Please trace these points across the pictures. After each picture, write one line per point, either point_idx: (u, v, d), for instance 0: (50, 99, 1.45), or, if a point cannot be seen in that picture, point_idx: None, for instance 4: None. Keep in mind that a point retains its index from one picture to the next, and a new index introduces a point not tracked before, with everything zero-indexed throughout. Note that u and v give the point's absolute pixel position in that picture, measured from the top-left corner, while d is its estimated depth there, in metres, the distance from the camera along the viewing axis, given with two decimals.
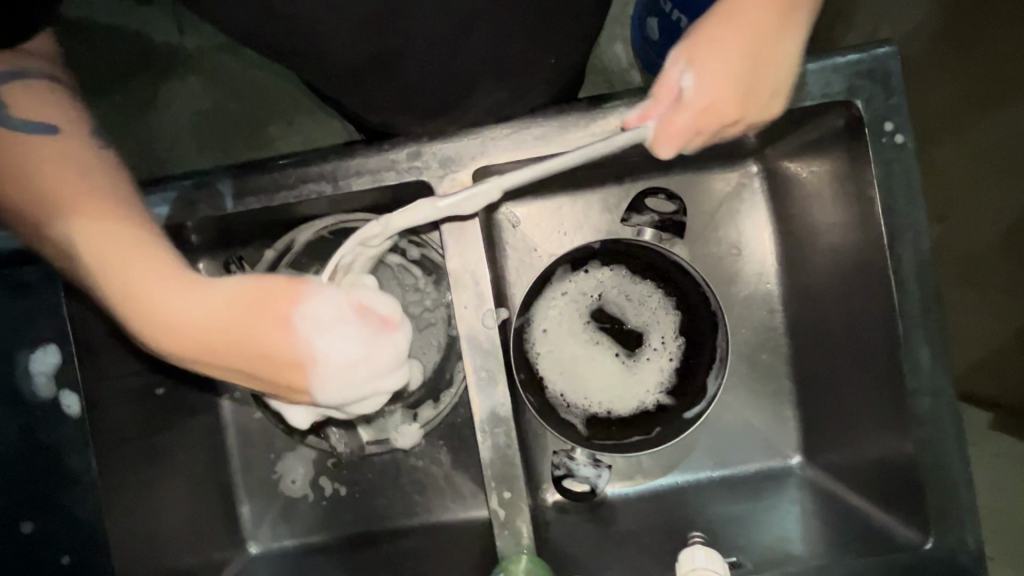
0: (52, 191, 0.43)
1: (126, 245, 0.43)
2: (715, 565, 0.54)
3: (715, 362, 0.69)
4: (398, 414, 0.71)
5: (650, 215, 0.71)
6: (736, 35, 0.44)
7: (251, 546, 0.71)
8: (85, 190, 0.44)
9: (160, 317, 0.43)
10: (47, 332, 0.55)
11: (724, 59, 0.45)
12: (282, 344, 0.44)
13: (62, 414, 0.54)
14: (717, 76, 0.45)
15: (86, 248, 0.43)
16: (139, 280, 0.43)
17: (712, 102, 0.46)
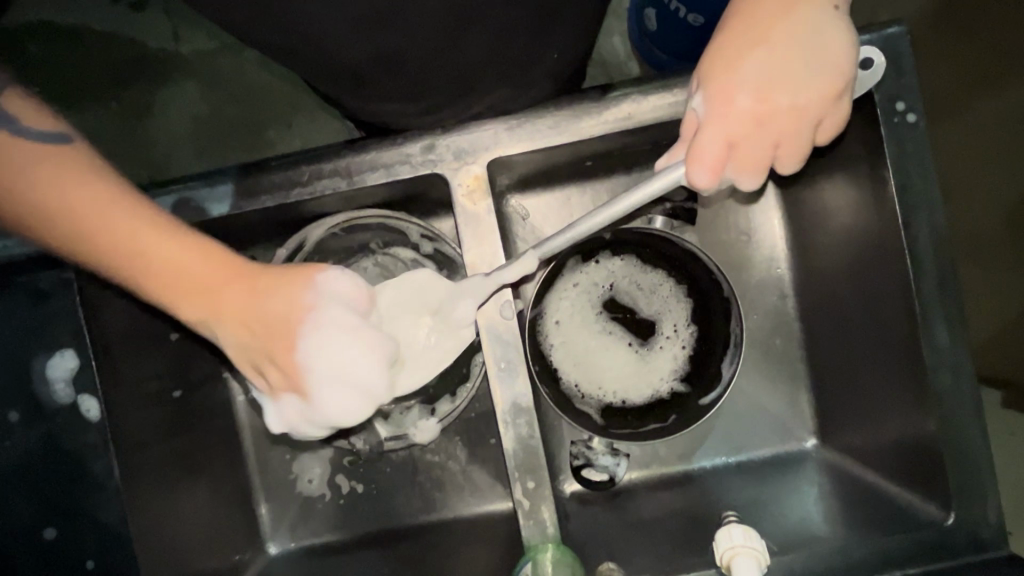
0: (38, 193, 0.42)
1: (115, 213, 0.44)
2: (753, 542, 0.54)
3: (730, 347, 0.70)
4: (415, 409, 0.70)
5: (661, 204, 0.71)
6: (737, 49, 0.50)
7: (270, 547, 0.71)
8: (78, 187, 0.43)
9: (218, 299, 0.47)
10: (65, 337, 0.54)
11: (729, 75, 0.50)
12: (279, 308, 0.48)
13: (84, 419, 0.54)
14: (727, 87, 0.50)
15: (74, 215, 0.43)
16: (195, 268, 0.46)
17: (725, 111, 0.50)
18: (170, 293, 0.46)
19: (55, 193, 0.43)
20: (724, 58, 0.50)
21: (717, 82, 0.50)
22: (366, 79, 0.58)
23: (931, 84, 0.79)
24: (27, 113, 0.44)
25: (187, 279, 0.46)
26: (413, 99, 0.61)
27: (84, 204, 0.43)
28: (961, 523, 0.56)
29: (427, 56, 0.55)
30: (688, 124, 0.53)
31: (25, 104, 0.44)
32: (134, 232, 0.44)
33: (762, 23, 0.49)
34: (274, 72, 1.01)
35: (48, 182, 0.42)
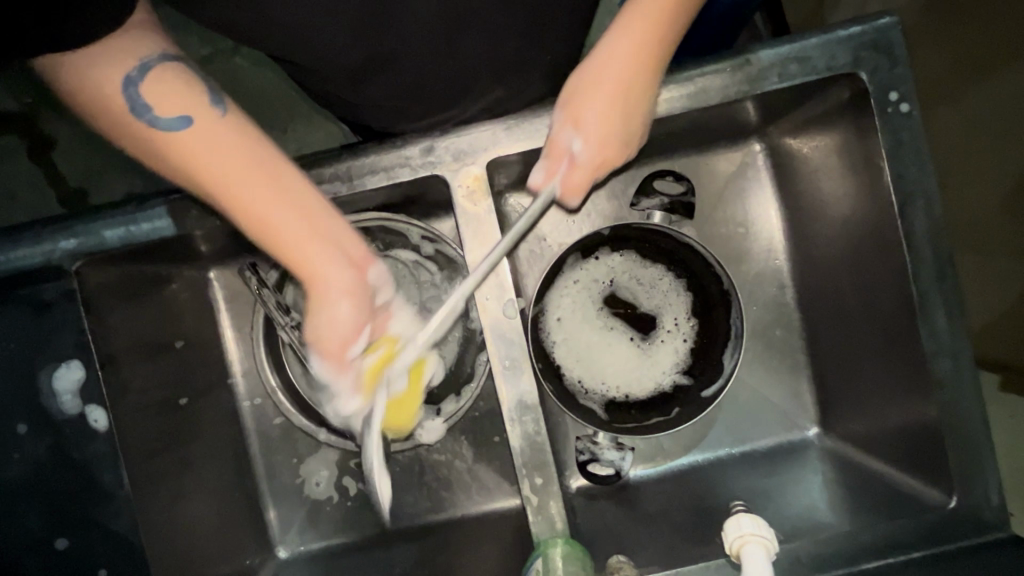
0: (170, 141, 0.47)
1: (222, 147, 0.47)
2: (762, 530, 0.55)
3: (732, 340, 0.70)
4: (421, 410, 0.71)
5: (660, 198, 0.72)
6: (602, 98, 0.53)
7: (279, 551, 0.71)
8: (203, 135, 0.47)
9: (313, 272, 0.52)
10: (71, 348, 0.55)
11: (601, 114, 0.54)
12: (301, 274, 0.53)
13: (91, 429, 0.54)
14: (598, 124, 0.54)
15: (191, 149, 0.47)
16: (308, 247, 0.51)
17: (596, 158, 0.56)
18: (270, 228, 0.50)
19: (183, 142, 0.47)
20: (595, 92, 0.53)
21: (588, 117, 0.54)
22: (364, 84, 0.58)
23: (922, 70, 0.80)
24: (159, 99, 0.46)
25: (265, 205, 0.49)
26: (411, 103, 0.61)
27: (216, 162, 0.47)
28: (964, 506, 0.57)
29: (425, 58, 0.56)
30: (555, 149, 0.56)
31: (167, 85, 0.47)
32: (227, 163, 0.47)
33: (629, 62, 0.52)
34: (268, 79, 1.01)
35: (184, 142, 0.47)
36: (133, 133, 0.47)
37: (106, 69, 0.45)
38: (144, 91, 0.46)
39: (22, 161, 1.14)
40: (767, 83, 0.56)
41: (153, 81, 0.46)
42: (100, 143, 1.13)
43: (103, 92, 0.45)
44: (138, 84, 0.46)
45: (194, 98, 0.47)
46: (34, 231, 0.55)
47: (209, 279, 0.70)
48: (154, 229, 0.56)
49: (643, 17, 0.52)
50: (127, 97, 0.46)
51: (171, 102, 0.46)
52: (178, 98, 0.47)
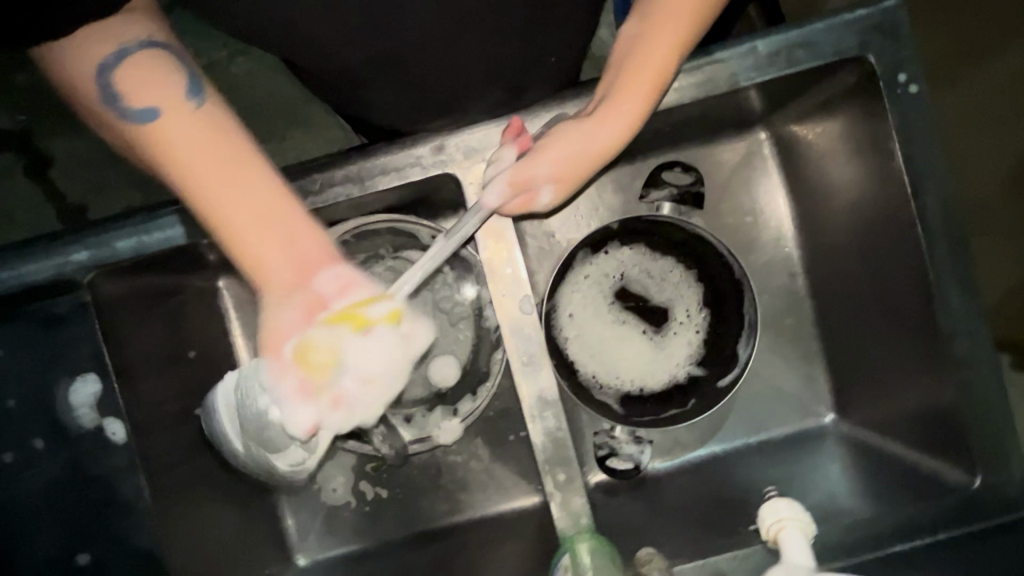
0: (130, 125, 0.47)
1: (183, 137, 0.46)
2: (798, 512, 0.55)
3: (745, 328, 0.70)
4: (438, 411, 0.70)
5: (668, 189, 0.72)
6: (581, 154, 0.55)
7: (299, 559, 0.71)
8: (168, 124, 0.46)
9: (263, 269, 0.49)
10: (86, 361, 0.54)
11: (580, 165, 0.56)
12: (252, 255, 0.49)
13: (109, 442, 0.54)
14: (574, 169, 0.56)
15: (152, 135, 0.46)
16: (262, 244, 0.49)
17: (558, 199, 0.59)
18: (217, 214, 0.48)
19: (142, 127, 0.46)
20: (580, 144, 0.54)
21: (564, 165, 0.55)
22: (371, 84, 0.58)
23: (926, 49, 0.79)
24: (129, 84, 0.46)
25: (209, 186, 0.47)
26: (416, 103, 0.60)
27: (183, 155, 0.46)
28: (989, 484, 0.57)
29: (432, 57, 0.55)
30: (523, 183, 0.55)
31: (139, 70, 0.46)
32: (182, 151, 0.46)
33: (619, 126, 0.54)
34: (266, 87, 1.01)
35: (140, 128, 0.46)
36: (93, 111, 0.47)
37: (83, 52, 0.45)
38: (117, 78, 0.46)
39: (20, 180, 1.13)
40: (740, 79, 0.56)
41: (122, 67, 0.46)
42: (97, 160, 1.12)
43: (80, 80, 0.46)
44: (112, 72, 0.46)
45: (166, 86, 0.47)
46: (45, 245, 0.54)
47: (219, 288, 0.69)
48: (167, 239, 0.56)
49: (637, 83, 0.53)
50: (101, 83, 0.46)
51: (143, 90, 0.46)
52: (150, 87, 0.46)
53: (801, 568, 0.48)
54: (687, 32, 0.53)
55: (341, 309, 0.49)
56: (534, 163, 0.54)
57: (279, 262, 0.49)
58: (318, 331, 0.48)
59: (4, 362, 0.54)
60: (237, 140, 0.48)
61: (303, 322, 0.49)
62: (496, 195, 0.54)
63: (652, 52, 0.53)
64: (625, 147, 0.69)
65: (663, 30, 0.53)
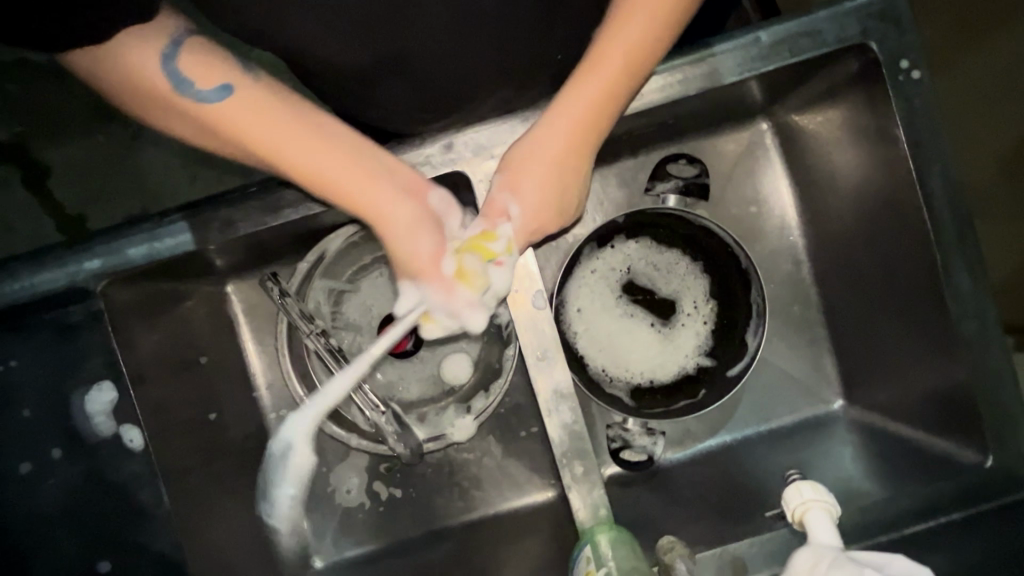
0: (203, 108, 0.49)
1: (254, 108, 0.49)
2: (824, 495, 0.54)
3: (752, 317, 0.71)
4: (451, 408, 0.70)
5: (674, 181, 0.72)
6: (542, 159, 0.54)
7: (315, 561, 0.71)
8: (238, 98, 0.49)
9: (373, 215, 0.52)
10: (101, 369, 0.54)
11: (541, 171, 0.54)
12: (363, 199, 0.52)
13: (127, 449, 0.54)
14: (535, 184, 0.54)
15: (223, 111, 0.49)
16: (369, 190, 0.51)
17: (535, 216, 0.56)
18: (306, 173, 0.50)
19: (218, 109, 0.49)
20: (534, 161, 0.54)
21: (525, 183, 0.54)
22: (377, 85, 0.58)
23: (930, 35, 0.79)
24: (193, 67, 0.48)
25: (293, 145, 0.49)
26: (421, 103, 0.61)
27: (257, 132, 0.49)
28: (1001, 464, 0.58)
29: (438, 56, 0.55)
30: (494, 206, 0.55)
31: (198, 58, 0.48)
32: (262, 121, 0.49)
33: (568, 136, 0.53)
34: None
35: (215, 108, 0.49)
36: (156, 95, 0.49)
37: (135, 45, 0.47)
38: (181, 65, 0.48)
39: (18, 192, 1.13)
40: (730, 75, 0.57)
41: (185, 56, 0.48)
42: (97, 169, 1.12)
43: (143, 73, 0.47)
44: (175, 59, 0.48)
45: (226, 66, 0.49)
46: (56, 254, 0.54)
47: (227, 294, 0.69)
48: (178, 245, 0.56)
49: (591, 75, 0.52)
50: (167, 73, 0.48)
51: (208, 72, 0.49)
52: (215, 69, 0.49)
53: (830, 548, 0.49)
54: (637, 43, 0.51)
55: (461, 232, 0.54)
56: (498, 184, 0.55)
57: (390, 195, 0.52)
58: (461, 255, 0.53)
59: (19, 373, 0.54)
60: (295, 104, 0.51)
61: (440, 240, 0.53)
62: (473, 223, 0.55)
63: (599, 67, 0.51)
64: (629, 141, 0.69)
65: (607, 46, 0.51)
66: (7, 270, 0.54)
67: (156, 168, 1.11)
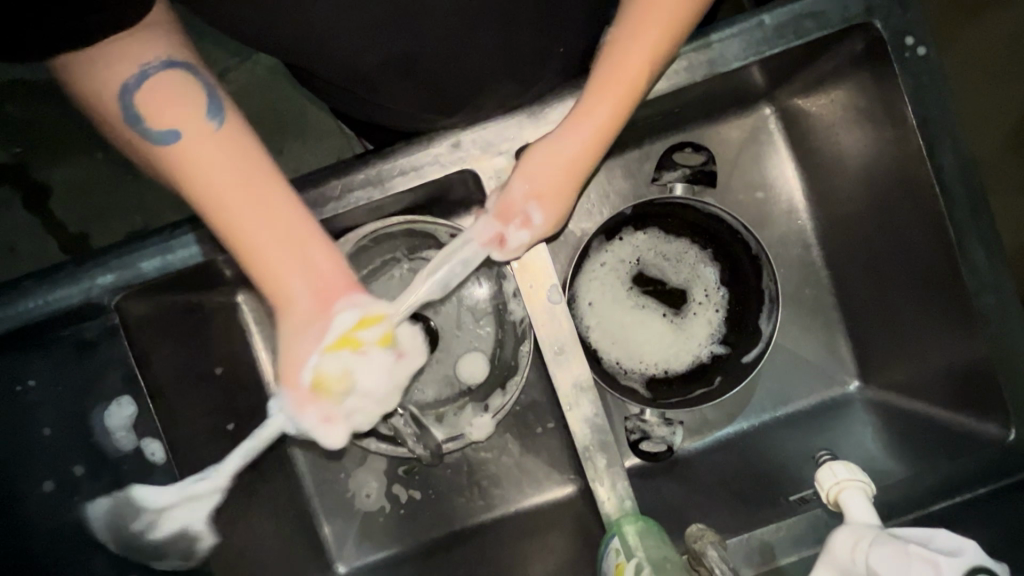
0: (156, 153, 0.44)
1: (210, 160, 0.44)
2: (859, 475, 0.54)
3: (765, 303, 0.70)
4: (469, 408, 0.70)
5: (681, 170, 0.72)
6: (551, 161, 0.53)
7: (339, 566, 0.72)
8: (198, 146, 0.44)
9: (284, 296, 0.48)
10: (118, 386, 0.55)
11: (548, 173, 0.53)
12: (279, 281, 0.47)
13: (149, 463, 0.55)
14: (550, 184, 0.54)
15: (179, 159, 0.44)
16: (288, 278, 0.47)
17: (543, 217, 0.55)
18: (232, 236, 0.46)
19: (175, 154, 0.44)
20: (542, 160, 0.53)
21: (541, 181, 0.53)
22: (382, 85, 0.58)
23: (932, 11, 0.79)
24: (156, 99, 0.44)
25: (229, 205, 0.45)
26: (425, 100, 0.60)
27: (207, 184, 0.44)
28: None
29: (442, 54, 0.55)
30: (508, 206, 0.55)
31: (161, 91, 0.44)
32: (209, 176, 0.44)
33: (586, 134, 0.52)
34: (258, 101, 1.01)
35: (174, 155, 0.44)
36: (114, 121, 0.44)
37: (97, 71, 0.42)
38: (139, 100, 0.43)
39: (17, 213, 1.13)
40: (733, 60, 0.57)
41: (146, 83, 0.44)
42: (97, 186, 1.12)
43: (103, 100, 0.43)
44: (134, 94, 0.43)
45: (192, 108, 0.44)
46: (70, 270, 0.54)
47: (238, 303, 0.70)
48: (190, 257, 0.56)
49: (607, 75, 0.51)
50: (124, 107, 0.43)
51: (166, 112, 0.44)
52: (172, 108, 0.44)
53: (869, 528, 0.49)
54: (664, 32, 0.49)
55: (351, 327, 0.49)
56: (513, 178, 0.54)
57: (301, 291, 0.47)
58: (324, 360, 0.48)
59: (37, 392, 0.53)
60: (254, 152, 0.46)
61: (314, 346, 0.48)
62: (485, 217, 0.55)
63: (626, 57, 0.50)
64: (634, 131, 0.69)
65: (635, 36, 0.49)
66: (19, 289, 0.53)
67: (155, 183, 1.11)
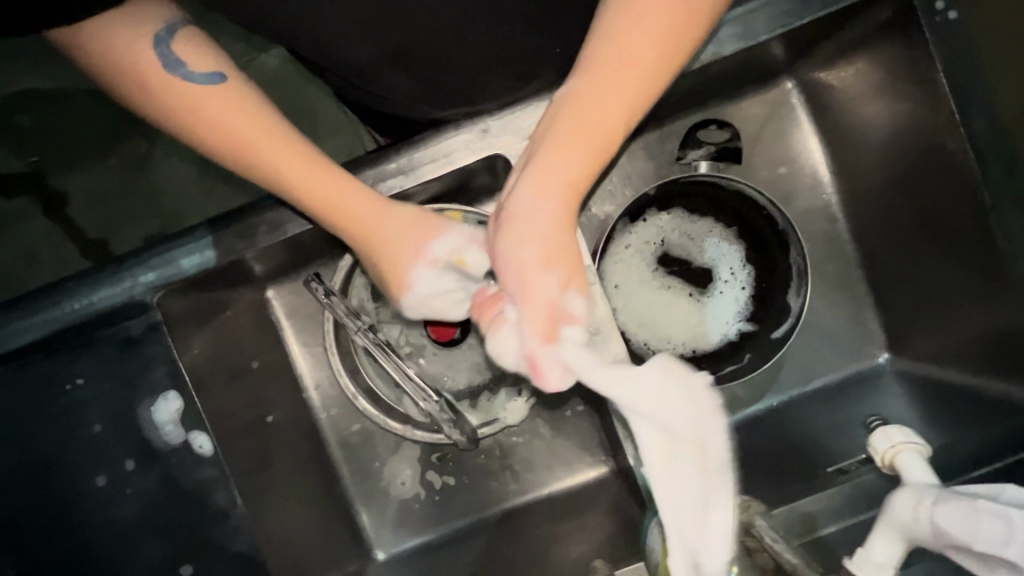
0: (179, 94, 0.50)
1: (230, 104, 0.51)
2: (913, 437, 0.55)
3: (792, 279, 0.71)
4: (502, 393, 0.70)
5: (706, 147, 0.72)
6: (564, 154, 0.48)
7: (377, 552, 0.73)
8: (222, 95, 0.51)
9: (337, 210, 0.53)
10: (163, 381, 0.55)
11: (560, 158, 0.48)
12: (335, 193, 0.53)
13: (197, 455, 0.54)
14: (555, 252, 0.48)
15: (204, 99, 0.51)
16: (332, 190, 0.53)
17: (555, 258, 0.48)
18: (269, 168, 0.52)
19: (197, 96, 0.51)
20: (553, 148, 0.48)
21: (551, 178, 0.48)
22: (393, 73, 0.58)
23: None
24: (189, 54, 0.51)
25: (256, 143, 0.51)
26: (435, 87, 0.60)
27: (233, 125, 0.51)
28: None
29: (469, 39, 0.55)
30: (521, 285, 0.48)
31: (191, 47, 0.51)
32: (235, 118, 0.51)
33: (595, 124, 0.48)
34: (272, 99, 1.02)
35: (197, 94, 0.51)
36: (136, 66, 0.50)
37: (132, 28, 0.49)
38: (174, 50, 0.51)
39: (37, 220, 1.14)
40: (762, 32, 0.57)
41: (175, 42, 0.51)
42: (112, 193, 1.13)
43: (133, 53, 0.50)
44: (168, 44, 0.51)
45: (216, 61, 0.52)
46: (112, 269, 0.55)
47: (268, 299, 0.71)
48: (201, 261, 0.56)
49: (618, 55, 0.48)
50: (157, 55, 0.50)
51: (196, 63, 0.51)
52: (205, 60, 0.52)
53: (928, 487, 0.49)
54: (678, 21, 0.47)
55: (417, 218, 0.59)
56: (512, 253, 0.48)
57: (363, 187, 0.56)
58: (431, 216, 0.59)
59: (85, 390, 0.55)
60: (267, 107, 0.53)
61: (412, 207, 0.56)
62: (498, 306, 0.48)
63: (624, 46, 0.47)
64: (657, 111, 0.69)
65: (646, 18, 0.47)
66: (63, 289, 0.54)
67: (170, 185, 1.13)
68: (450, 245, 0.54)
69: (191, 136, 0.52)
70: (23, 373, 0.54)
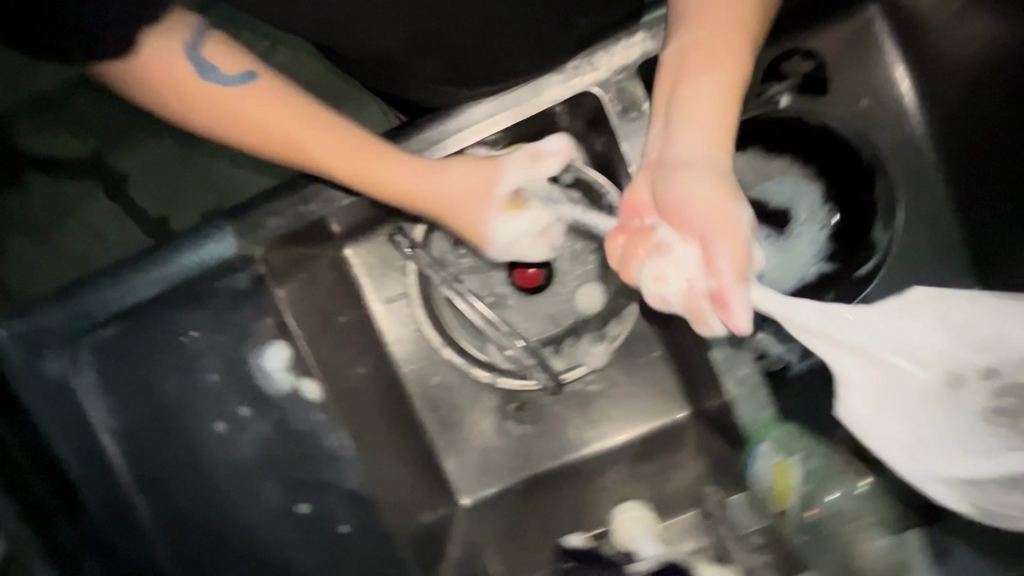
0: (217, 98, 0.51)
1: (270, 104, 0.52)
2: None
3: (880, 211, 0.70)
4: (585, 339, 0.74)
5: (790, 79, 0.68)
6: (702, 87, 0.47)
7: (461, 498, 0.76)
8: (257, 94, 0.52)
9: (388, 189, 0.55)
10: (270, 332, 0.57)
11: (702, 91, 0.47)
12: (391, 175, 0.54)
13: (307, 401, 0.57)
14: (729, 187, 0.46)
15: (245, 103, 0.52)
16: (387, 171, 0.54)
17: (724, 189, 0.46)
18: (316, 161, 0.54)
19: (235, 99, 0.52)
20: (688, 86, 0.47)
21: (697, 115, 0.47)
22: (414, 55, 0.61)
23: None
24: (221, 57, 0.52)
25: (301, 138, 0.53)
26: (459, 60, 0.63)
27: (279, 123, 0.52)
28: None
29: None
30: (702, 223, 0.45)
31: (220, 48, 0.52)
32: (274, 117, 0.52)
33: (722, 47, 0.47)
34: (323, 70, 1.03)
35: (232, 96, 0.52)
36: (173, 75, 0.51)
37: (162, 39, 0.50)
38: (205, 54, 0.51)
39: (101, 201, 1.18)
40: None
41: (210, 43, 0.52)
42: (171, 171, 1.16)
43: (169, 63, 0.50)
44: (198, 49, 0.51)
45: (246, 58, 0.53)
46: (185, 239, 0.58)
47: (346, 257, 0.73)
48: (226, 247, 0.57)
49: None
50: (190, 61, 0.51)
51: (229, 62, 0.52)
52: (236, 58, 0.52)
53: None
54: None
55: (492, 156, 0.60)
56: (683, 193, 0.46)
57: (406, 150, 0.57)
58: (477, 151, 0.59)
59: (198, 342, 0.58)
60: (300, 98, 0.54)
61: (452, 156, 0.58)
62: (672, 246, 0.47)
63: None
64: None
65: None
66: (169, 245, 0.58)
67: (224, 162, 1.15)
68: (515, 185, 0.57)
69: (240, 141, 0.54)
70: (141, 328, 0.58)
